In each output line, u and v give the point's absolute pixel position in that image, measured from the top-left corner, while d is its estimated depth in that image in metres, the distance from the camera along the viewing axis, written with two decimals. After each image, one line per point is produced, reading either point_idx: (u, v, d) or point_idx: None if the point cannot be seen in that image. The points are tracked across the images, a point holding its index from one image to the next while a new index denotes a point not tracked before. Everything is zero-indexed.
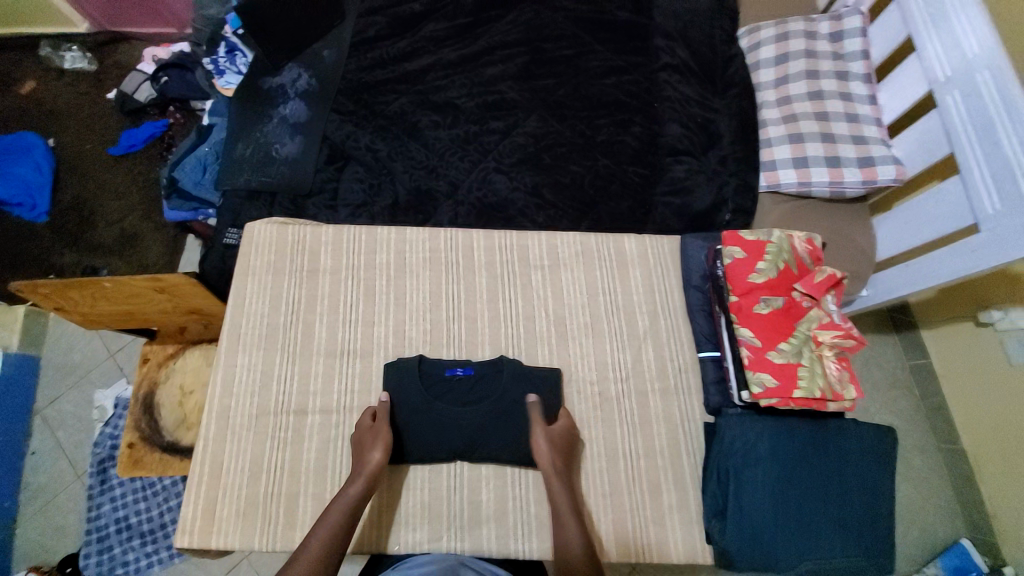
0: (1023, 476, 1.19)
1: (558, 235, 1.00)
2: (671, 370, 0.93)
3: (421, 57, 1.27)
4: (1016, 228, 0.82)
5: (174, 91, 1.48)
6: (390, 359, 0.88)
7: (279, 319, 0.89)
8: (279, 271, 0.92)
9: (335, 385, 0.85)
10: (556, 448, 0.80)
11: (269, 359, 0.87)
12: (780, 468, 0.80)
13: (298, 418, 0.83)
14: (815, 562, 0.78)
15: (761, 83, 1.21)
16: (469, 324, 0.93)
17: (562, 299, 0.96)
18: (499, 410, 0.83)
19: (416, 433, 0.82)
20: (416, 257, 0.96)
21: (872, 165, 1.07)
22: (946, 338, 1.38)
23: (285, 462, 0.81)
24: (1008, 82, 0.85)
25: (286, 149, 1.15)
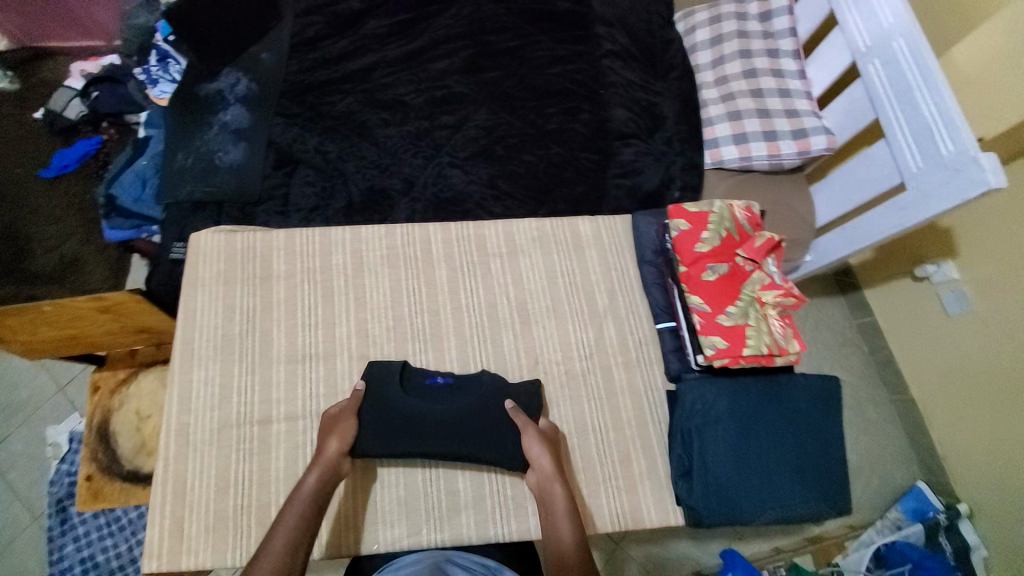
0: (970, 414, 1.29)
1: (513, 223, 1.01)
2: (632, 345, 0.95)
3: (363, 55, 1.26)
4: (938, 183, 0.90)
5: (108, 107, 1.41)
6: (354, 359, 0.87)
7: (234, 329, 0.86)
8: (230, 281, 0.89)
9: (298, 391, 0.84)
10: (547, 447, 0.80)
11: (227, 372, 0.84)
12: (738, 425, 0.84)
13: (262, 428, 0.81)
14: (779, 511, 0.82)
15: (700, 65, 1.27)
16: (432, 318, 0.92)
17: (522, 285, 0.97)
18: (479, 417, 0.82)
19: (380, 427, 0.79)
20: (374, 254, 0.95)
21: (806, 136, 1.14)
22: (886, 295, 1.47)
23: (252, 474, 0.78)
24: (923, 50, 0.92)
25: (229, 156, 1.11)
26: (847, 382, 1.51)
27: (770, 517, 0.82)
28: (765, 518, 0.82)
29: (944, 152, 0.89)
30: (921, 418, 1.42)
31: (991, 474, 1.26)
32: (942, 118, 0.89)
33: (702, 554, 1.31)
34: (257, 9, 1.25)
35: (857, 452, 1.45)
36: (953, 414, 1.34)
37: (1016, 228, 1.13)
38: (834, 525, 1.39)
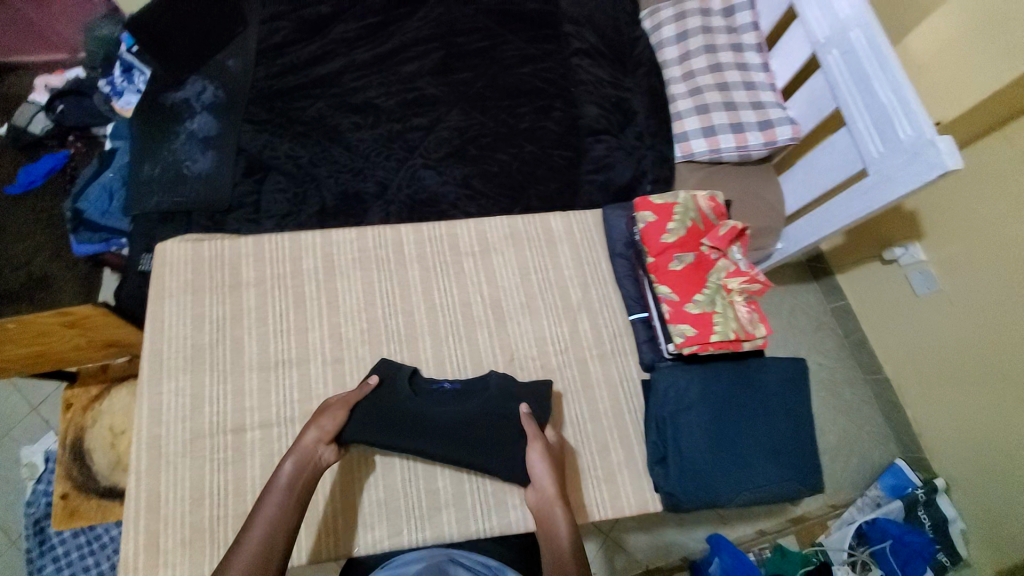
0: (945, 392, 1.33)
1: (485, 221, 1.01)
2: (606, 336, 0.96)
3: (332, 60, 1.25)
4: (898, 167, 0.92)
5: (72, 120, 1.39)
6: (328, 365, 0.86)
7: (204, 340, 0.85)
8: (199, 290, 0.87)
9: (272, 398, 0.82)
10: (551, 462, 0.79)
11: (197, 383, 0.82)
12: (709, 410, 0.86)
13: (236, 437, 0.80)
14: (753, 493, 0.84)
15: (667, 60, 1.27)
16: (407, 318, 0.92)
17: (496, 283, 0.97)
18: (485, 425, 0.81)
19: (375, 416, 0.80)
20: (346, 257, 0.94)
21: (772, 127, 1.17)
22: (857, 279, 1.51)
23: (227, 484, 0.77)
24: (879, 39, 0.95)
25: (198, 165, 1.09)
26: (823, 365, 1.54)
27: (744, 499, 0.84)
28: (741, 500, 0.84)
29: (902, 136, 0.91)
30: (896, 398, 1.45)
31: (964, 448, 1.30)
32: (899, 103, 0.91)
33: (689, 541, 1.33)
34: (222, 16, 1.24)
35: (836, 433, 1.48)
36: (927, 392, 1.38)
37: (976, 208, 1.17)
38: (816, 505, 1.42)
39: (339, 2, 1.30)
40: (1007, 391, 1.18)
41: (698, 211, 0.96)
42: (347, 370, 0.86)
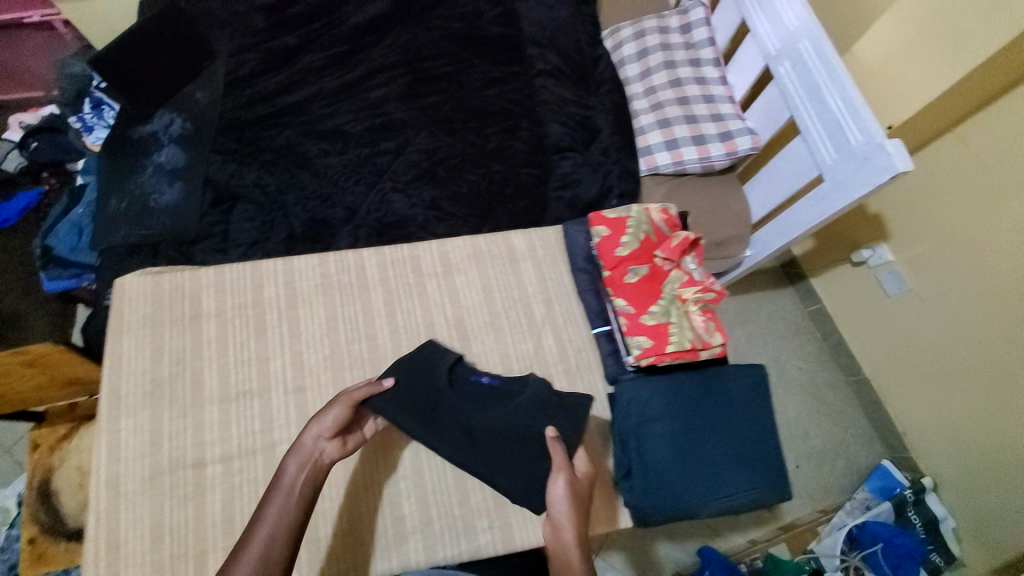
0: (924, 390, 1.34)
1: (448, 242, 1.01)
2: (570, 351, 0.96)
3: (301, 89, 1.27)
4: (851, 172, 0.94)
5: (47, 156, 1.40)
6: (290, 394, 0.82)
7: (163, 373, 0.81)
8: (158, 323, 0.83)
9: (233, 430, 0.79)
10: (575, 498, 0.74)
11: (156, 418, 0.78)
12: (672, 422, 0.86)
13: (196, 472, 0.76)
14: (723, 501, 0.83)
15: (629, 77, 1.32)
16: (370, 342, 0.88)
17: (460, 303, 0.96)
18: (516, 429, 0.81)
19: (393, 404, 0.79)
20: (308, 284, 0.90)
21: (732, 138, 1.20)
22: (830, 281, 1.53)
23: (187, 521, 0.73)
24: (826, 48, 0.98)
25: (165, 198, 1.10)
26: (803, 369, 1.55)
27: (714, 509, 0.83)
28: (711, 510, 0.83)
29: (853, 142, 0.93)
30: (877, 398, 1.46)
31: (945, 445, 1.31)
32: (849, 110, 0.94)
33: (679, 554, 1.31)
34: (189, 49, 1.25)
35: (821, 437, 1.48)
36: (905, 391, 1.39)
37: (935, 208, 1.20)
38: (805, 510, 1.40)
39: (306, 32, 1.32)
40: (984, 386, 1.20)
41: (651, 224, 0.99)
42: (309, 399, 0.82)
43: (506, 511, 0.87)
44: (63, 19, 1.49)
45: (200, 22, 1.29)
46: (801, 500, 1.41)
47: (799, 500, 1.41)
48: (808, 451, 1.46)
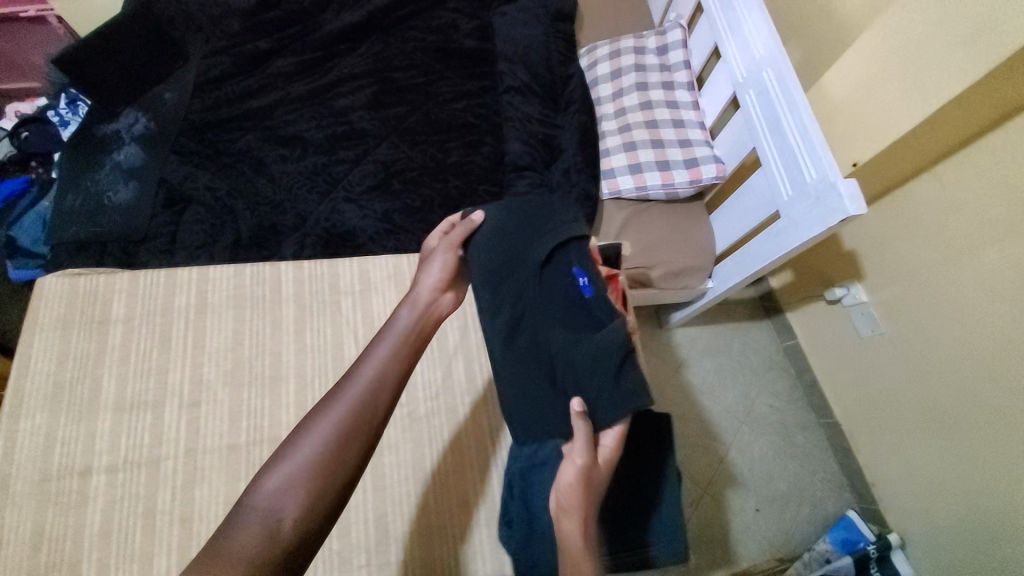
0: (894, 442, 1.25)
1: (370, 259, 0.91)
2: (480, 381, 0.91)
3: (268, 93, 1.27)
4: (804, 212, 0.90)
5: (35, 146, 1.33)
6: (184, 408, 0.77)
7: (66, 377, 0.78)
8: (69, 326, 0.82)
9: (122, 441, 0.74)
10: (589, 483, 0.63)
11: (54, 422, 0.75)
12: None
13: (82, 480, 0.72)
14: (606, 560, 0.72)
15: (601, 98, 1.30)
16: (273, 359, 0.82)
17: (372, 324, 0.86)
18: (579, 351, 0.67)
19: (483, 260, 0.73)
20: (221, 295, 0.86)
21: (697, 165, 1.16)
22: (806, 317, 1.47)
23: (67, 530, 0.69)
24: (789, 75, 0.93)
25: (119, 196, 1.11)
26: (775, 407, 1.47)
27: None
28: None
29: (808, 180, 0.89)
30: (849, 446, 1.37)
31: (912, 502, 1.22)
32: (806, 146, 0.89)
33: None
34: (162, 53, 1.28)
35: (789, 482, 1.38)
36: (875, 440, 1.30)
37: (908, 251, 1.13)
38: (762, 557, 1.30)
39: (279, 38, 1.32)
40: (952, 443, 1.11)
41: None
42: (202, 415, 0.77)
43: (386, 550, 0.77)
44: (57, 14, 1.48)
45: (175, 23, 1.30)
46: (758, 545, 1.31)
47: (757, 547, 1.31)
48: (771, 495, 1.36)
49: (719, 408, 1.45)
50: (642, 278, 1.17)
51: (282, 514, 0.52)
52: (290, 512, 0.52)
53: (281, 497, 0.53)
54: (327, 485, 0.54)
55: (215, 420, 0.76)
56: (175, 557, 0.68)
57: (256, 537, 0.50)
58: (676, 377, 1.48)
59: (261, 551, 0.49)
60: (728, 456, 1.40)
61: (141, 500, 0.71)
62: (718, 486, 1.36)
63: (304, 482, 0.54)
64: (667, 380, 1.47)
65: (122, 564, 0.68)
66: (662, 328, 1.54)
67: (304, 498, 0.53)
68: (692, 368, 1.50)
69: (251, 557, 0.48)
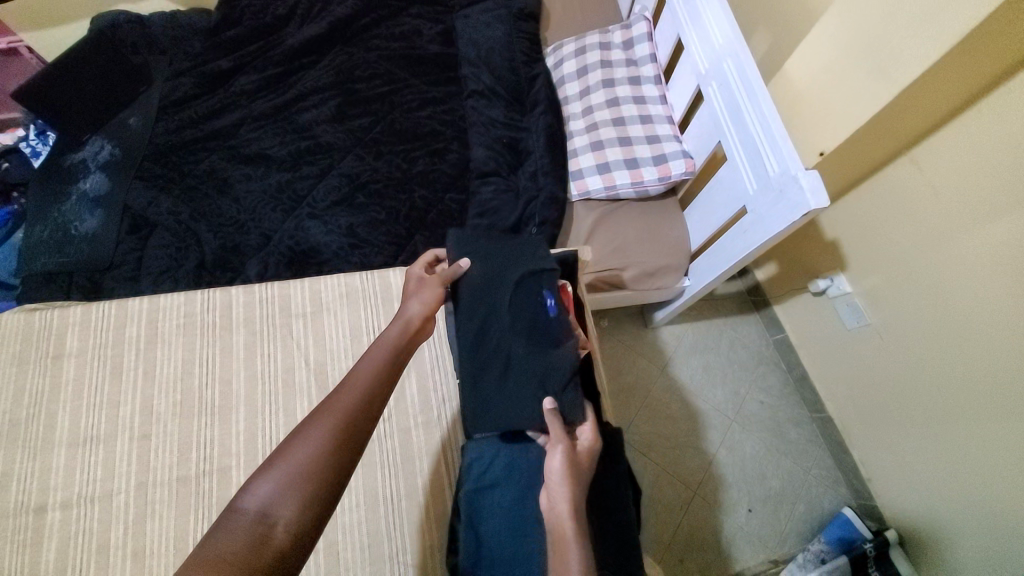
0: (885, 435, 1.21)
1: (322, 279, 0.93)
2: (434, 401, 0.85)
3: (231, 112, 1.26)
4: (769, 205, 0.87)
5: (15, 176, 1.25)
6: (135, 440, 0.79)
7: (21, 415, 0.80)
8: (23, 362, 0.83)
9: (76, 477, 0.76)
10: (574, 470, 0.62)
11: (9, 459, 0.77)
12: (513, 489, 0.69)
13: (36, 517, 0.74)
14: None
15: (568, 97, 1.26)
16: (224, 388, 0.84)
17: (324, 345, 0.88)
18: (527, 374, 0.70)
19: (465, 289, 0.78)
20: (172, 324, 0.88)
21: (666, 161, 1.13)
22: (793, 310, 1.43)
23: (22, 567, 0.71)
24: (746, 65, 0.90)
25: (85, 226, 1.10)
26: (765, 404, 1.43)
27: None
28: None
29: (771, 173, 0.85)
30: (842, 439, 1.33)
31: (910, 497, 1.18)
32: (766, 138, 0.85)
33: None
34: (125, 79, 1.27)
35: (781, 478, 1.35)
36: (866, 433, 1.27)
37: (889, 240, 1.09)
38: (754, 558, 1.27)
39: (240, 55, 1.31)
40: (942, 435, 1.08)
41: None
42: (152, 446, 0.79)
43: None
44: (27, 45, 1.44)
45: (138, 49, 1.31)
46: (752, 546, 1.28)
47: (751, 548, 1.28)
48: (764, 493, 1.33)
49: (708, 407, 1.42)
50: (616, 280, 1.14)
51: (274, 521, 0.47)
52: (283, 517, 0.47)
53: (271, 504, 0.48)
54: (318, 490, 0.50)
55: (165, 451, 0.79)
56: None
57: (243, 546, 0.45)
58: (662, 376, 1.45)
59: (249, 560, 0.44)
60: (717, 455, 1.37)
61: (95, 534, 0.73)
62: (707, 487, 1.33)
63: (295, 487, 0.49)
64: (652, 380, 1.44)
65: None
66: (645, 327, 1.50)
67: (298, 503, 0.48)
68: (679, 368, 1.46)
69: (238, 568, 0.43)
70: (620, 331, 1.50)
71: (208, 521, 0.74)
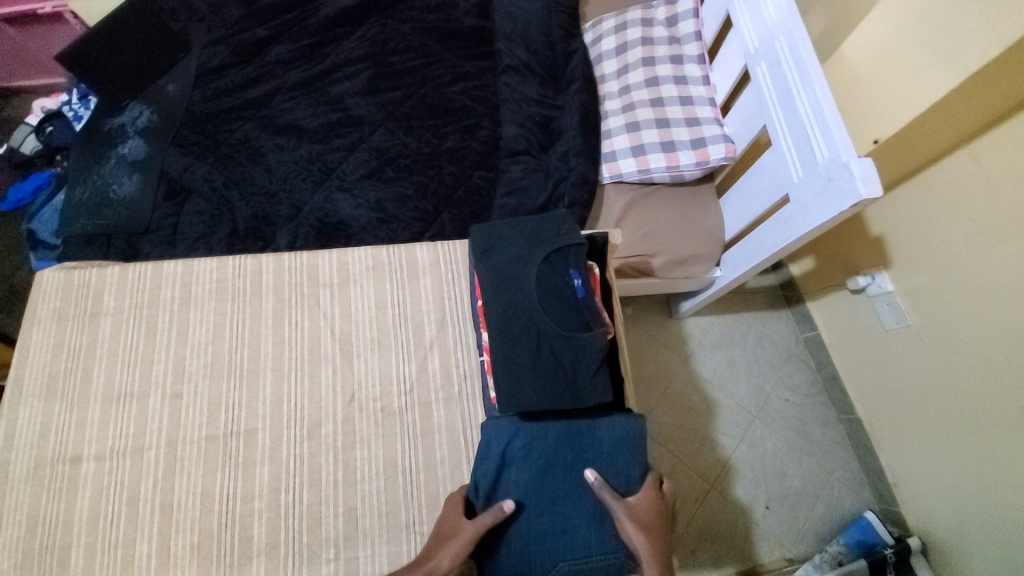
0: (916, 442, 1.17)
1: (348, 250, 0.93)
2: (456, 378, 0.85)
3: (266, 82, 1.26)
4: (813, 195, 0.82)
5: (59, 139, 1.32)
6: (166, 399, 0.82)
7: (60, 367, 0.84)
8: (63, 319, 0.87)
9: (109, 430, 0.80)
10: (649, 528, 0.65)
11: (49, 410, 0.81)
12: (531, 469, 0.69)
13: (73, 466, 0.78)
14: (572, 565, 0.67)
15: (605, 75, 1.22)
16: (252, 351, 0.86)
17: (350, 317, 0.88)
18: (554, 358, 0.69)
19: (490, 270, 0.75)
20: (204, 287, 0.90)
21: (704, 146, 1.08)
22: (828, 307, 1.37)
23: (59, 513, 0.75)
24: (802, 44, 0.84)
25: (123, 189, 1.13)
26: (790, 401, 1.39)
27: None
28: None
29: (820, 160, 0.81)
30: (870, 443, 1.29)
31: (937, 508, 1.13)
32: (817, 123, 0.80)
33: None
34: (163, 45, 1.28)
35: (802, 477, 1.31)
36: (896, 439, 1.22)
37: (944, 235, 1.02)
38: (770, 556, 1.25)
39: (276, 24, 1.30)
40: (978, 446, 1.02)
41: None
42: (183, 405, 0.81)
43: (354, 544, 0.75)
44: (72, 11, 1.40)
45: (178, 15, 1.31)
46: (768, 544, 1.25)
47: (767, 545, 1.26)
48: (783, 492, 1.30)
49: (731, 403, 1.38)
50: (643, 267, 1.11)
51: None
52: None
53: None
54: None
55: (195, 410, 0.81)
56: (156, 543, 0.74)
57: None
58: (684, 368, 1.42)
59: None
60: (738, 451, 1.34)
61: (127, 486, 0.77)
62: (725, 482, 1.30)
63: None
64: (675, 371, 1.42)
65: (107, 545, 0.74)
66: (670, 317, 1.48)
67: None
68: (701, 360, 1.43)
69: None
70: (645, 320, 1.47)
71: (233, 480, 0.77)
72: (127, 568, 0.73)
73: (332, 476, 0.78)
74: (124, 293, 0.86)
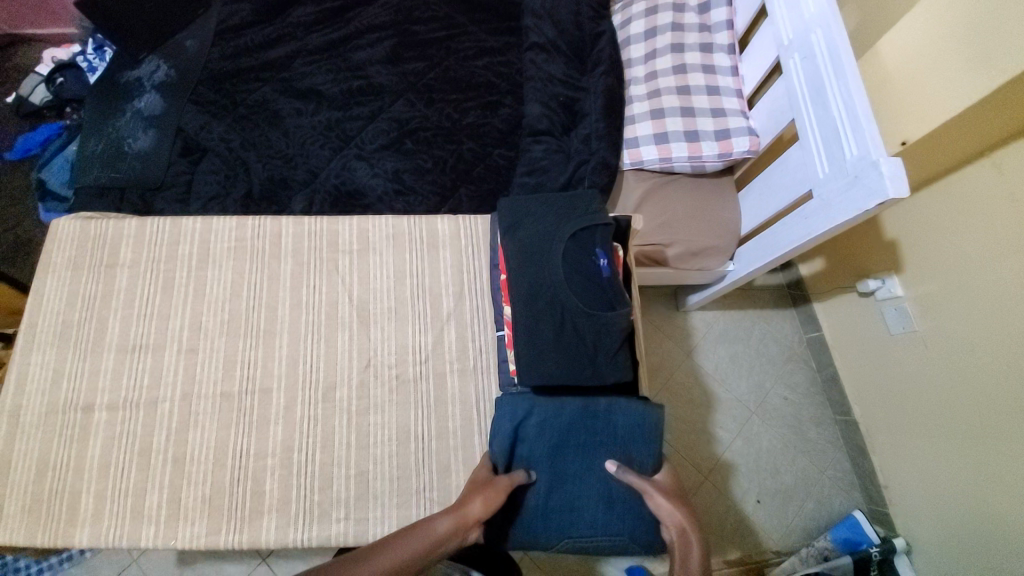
0: (911, 448, 1.18)
1: (370, 218, 0.92)
2: (471, 351, 0.85)
3: (286, 44, 1.24)
4: (838, 191, 0.82)
5: (72, 90, 1.29)
6: (182, 353, 0.82)
7: (75, 316, 0.84)
8: (78, 267, 0.86)
9: (123, 380, 0.80)
10: (678, 499, 0.66)
11: (62, 357, 0.81)
12: (545, 447, 0.71)
13: (86, 415, 0.78)
14: (577, 541, 0.69)
15: (632, 60, 1.20)
16: (269, 312, 0.86)
17: (367, 284, 0.89)
18: (577, 334, 0.70)
19: (517, 246, 0.76)
20: (223, 246, 0.90)
21: (728, 138, 1.07)
22: (834, 309, 1.38)
23: (70, 458, 0.76)
24: (837, 37, 0.82)
25: (138, 143, 1.12)
26: (789, 400, 1.40)
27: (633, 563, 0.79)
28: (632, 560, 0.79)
29: (848, 157, 0.80)
30: (864, 445, 1.31)
31: (926, 513, 1.15)
32: (849, 119, 0.80)
33: None
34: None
35: (794, 473, 1.34)
36: (892, 443, 1.24)
37: (957, 242, 1.02)
38: (758, 547, 1.28)
39: None
40: (974, 456, 1.04)
41: None
42: (198, 361, 0.82)
43: (365, 506, 0.76)
44: None
45: None
46: (757, 536, 1.28)
47: (756, 536, 1.28)
48: (775, 486, 1.32)
49: (731, 398, 1.40)
50: (658, 256, 1.11)
51: None
52: None
53: None
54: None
55: (210, 367, 0.82)
56: (167, 494, 0.75)
57: None
58: (687, 360, 1.43)
59: None
60: (735, 444, 1.35)
61: (138, 437, 0.77)
62: (720, 473, 1.33)
63: None
64: (678, 362, 1.43)
65: (118, 494, 0.75)
66: (678, 309, 1.48)
67: None
68: (705, 354, 1.44)
69: None
70: (653, 311, 1.48)
71: (247, 436, 0.78)
72: (137, 517, 0.74)
73: (344, 439, 0.79)
74: (142, 245, 0.86)
